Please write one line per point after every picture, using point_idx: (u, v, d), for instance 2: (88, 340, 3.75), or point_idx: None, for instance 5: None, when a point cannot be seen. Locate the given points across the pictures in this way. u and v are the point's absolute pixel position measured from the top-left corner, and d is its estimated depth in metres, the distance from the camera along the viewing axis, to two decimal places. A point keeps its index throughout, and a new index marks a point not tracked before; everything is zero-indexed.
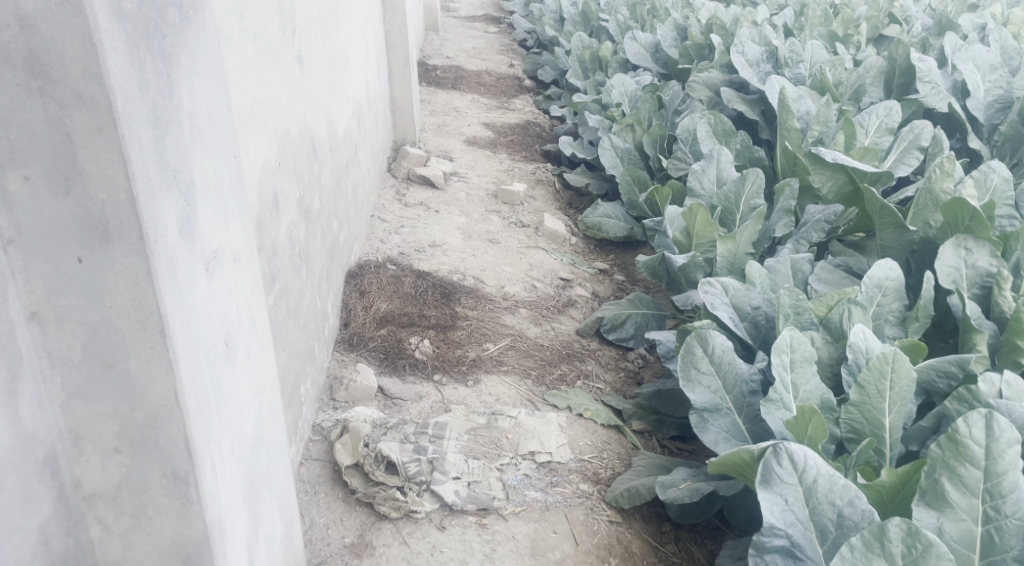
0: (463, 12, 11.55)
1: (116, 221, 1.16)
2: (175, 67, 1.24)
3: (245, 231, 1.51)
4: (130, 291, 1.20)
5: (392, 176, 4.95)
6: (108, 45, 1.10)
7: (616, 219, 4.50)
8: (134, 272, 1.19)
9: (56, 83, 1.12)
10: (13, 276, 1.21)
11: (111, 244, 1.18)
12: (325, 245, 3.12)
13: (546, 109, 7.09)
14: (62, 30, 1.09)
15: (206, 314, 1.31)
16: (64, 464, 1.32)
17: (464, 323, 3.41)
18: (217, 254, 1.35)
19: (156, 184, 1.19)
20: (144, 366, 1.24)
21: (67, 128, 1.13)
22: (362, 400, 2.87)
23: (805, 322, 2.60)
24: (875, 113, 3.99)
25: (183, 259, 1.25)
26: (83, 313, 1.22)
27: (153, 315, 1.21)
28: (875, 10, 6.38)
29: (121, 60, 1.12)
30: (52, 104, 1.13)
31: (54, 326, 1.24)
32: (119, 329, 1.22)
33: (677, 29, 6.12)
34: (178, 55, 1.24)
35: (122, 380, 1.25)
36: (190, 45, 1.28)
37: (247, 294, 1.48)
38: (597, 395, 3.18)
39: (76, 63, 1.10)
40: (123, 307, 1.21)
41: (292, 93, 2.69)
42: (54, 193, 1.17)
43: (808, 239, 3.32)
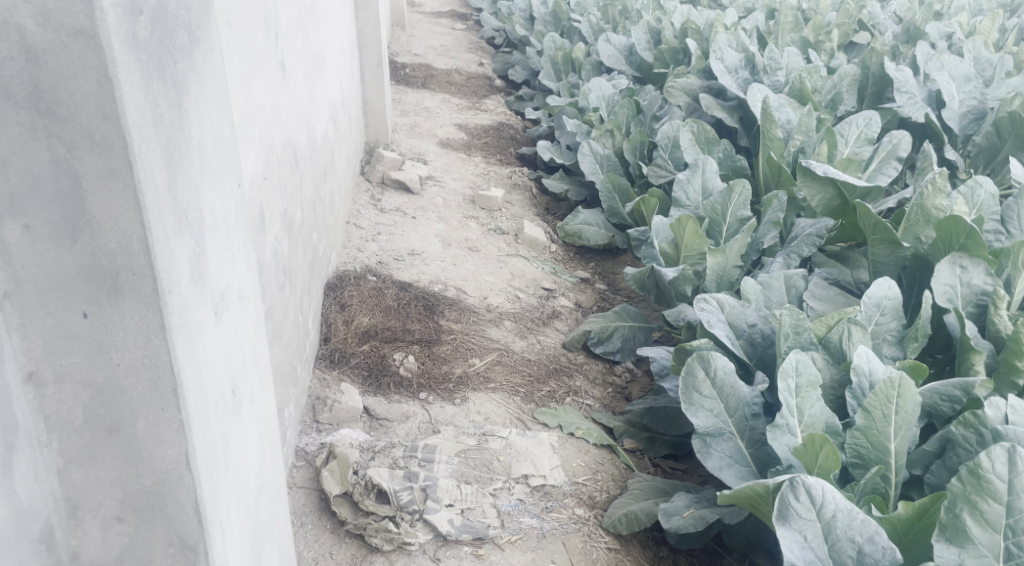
0: (429, 7, 11.40)
1: (127, 272, 1.13)
2: (186, 95, 1.19)
3: (251, 262, 1.44)
4: (140, 348, 1.17)
5: (367, 180, 4.83)
6: (124, 79, 1.06)
7: (596, 226, 4.43)
8: (146, 327, 1.16)
9: (65, 122, 1.08)
10: (10, 335, 1.15)
11: (121, 297, 1.15)
12: (306, 258, 3.00)
13: (518, 109, 7.00)
14: (73, 63, 1.05)
15: (215, 363, 1.27)
16: (61, 538, 1.26)
17: (449, 338, 3.32)
18: (226, 293, 1.30)
19: (169, 229, 1.15)
20: (152, 429, 1.21)
21: (76, 171, 1.10)
22: (348, 421, 2.76)
23: (804, 341, 2.52)
24: (854, 122, 3.89)
25: (194, 306, 1.21)
26: (88, 372, 1.19)
27: (164, 372, 1.17)
28: (845, 16, 6.38)
29: (136, 95, 1.08)
30: (59, 145, 1.09)
31: (54, 388, 1.20)
32: (127, 389, 1.19)
33: (651, 32, 6.07)
34: (188, 82, 1.19)
35: (126, 446, 1.22)
36: (198, 66, 1.23)
37: (253, 331, 1.42)
38: (587, 413, 3.11)
39: (88, 101, 1.06)
40: (132, 366, 1.18)
41: (276, 100, 2.58)
42: (58, 243, 1.13)
43: (799, 253, 3.28)
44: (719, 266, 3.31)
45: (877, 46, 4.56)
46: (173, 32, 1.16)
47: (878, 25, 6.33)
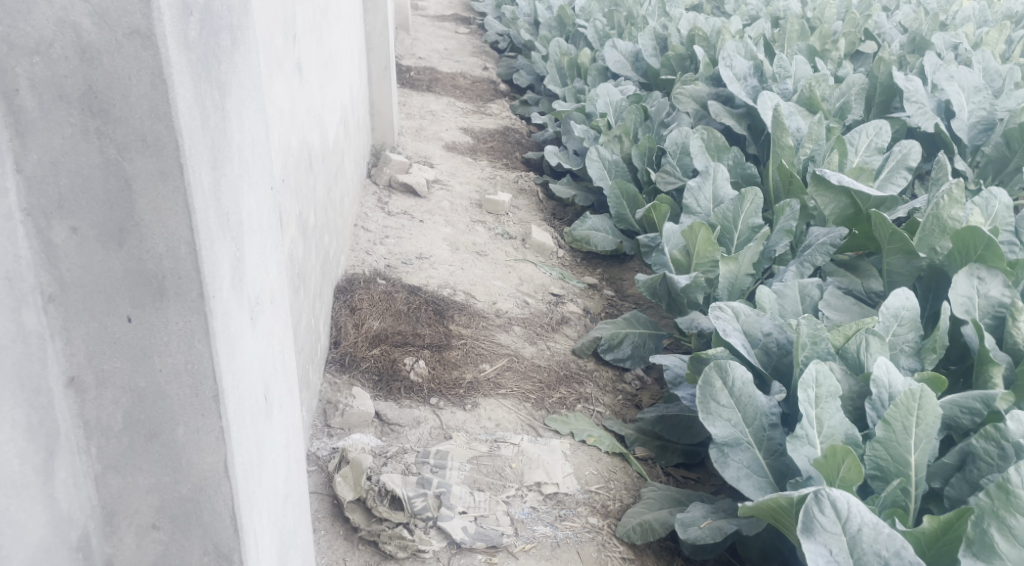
0: (432, 11, 11.40)
1: (173, 276, 1.14)
2: (230, 98, 1.21)
3: (277, 262, 1.45)
4: (183, 353, 1.18)
5: (374, 182, 4.81)
6: (177, 80, 1.07)
7: (604, 232, 4.41)
8: (189, 331, 1.17)
9: (117, 123, 1.09)
10: (52, 339, 1.17)
11: (165, 301, 1.16)
12: (318, 261, 2.98)
13: (524, 114, 6.99)
14: (128, 64, 1.06)
15: (251, 366, 1.28)
16: (97, 544, 1.27)
17: (459, 342, 3.30)
18: (260, 293, 1.32)
19: (215, 231, 1.16)
20: (192, 434, 1.21)
21: (126, 173, 1.10)
22: (359, 426, 2.74)
23: (821, 351, 2.50)
24: (864, 131, 3.89)
25: (234, 308, 1.22)
26: (130, 378, 1.19)
27: (206, 376, 1.18)
28: (851, 25, 6.39)
29: (187, 95, 1.09)
30: (110, 146, 1.10)
31: (94, 392, 1.21)
32: (168, 396, 1.20)
33: (657, 38, 6.07)
34: (232, 86, 1.21)
35: (165, 453, 1.23)
36: (240, 69, 1.24)
37: (282, 331, 1.43)
38: (599, 420, 3.09)
39: (141, 101, 1.07)
40: (175, 371, 1.18)
41: (293, 101, 2.56)
42: (106, 247, 1.14)
43: (812, 262, 3.27)
44: (731, 274, 3.30)
45: (886, 55, 4.55)
46: (219, 36, 1.17)
47: (883, 34, 6.33)
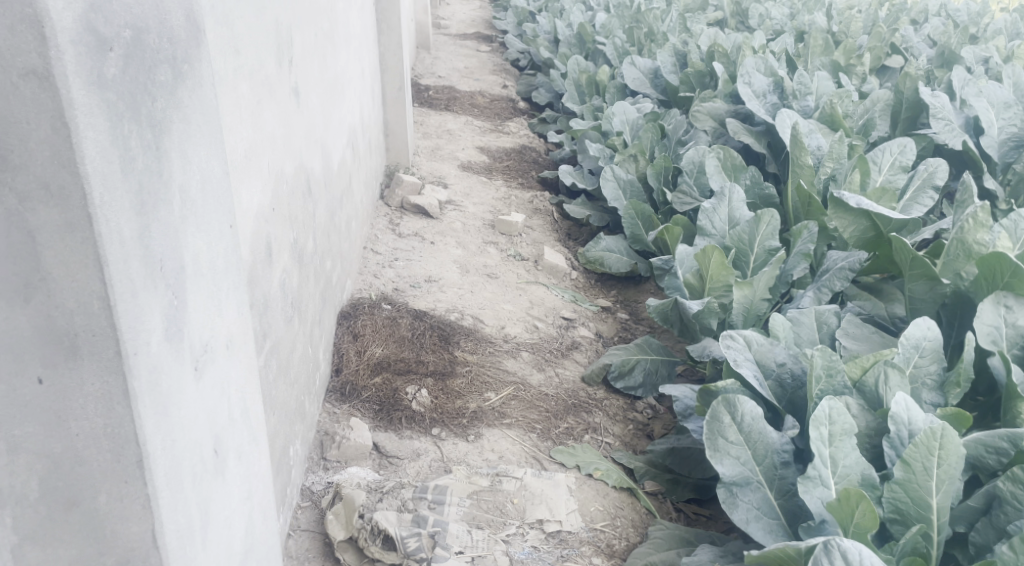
0: (453, 29, 11.38)
1: (86, 333, 1.04)
2: (166, 136, 1.11)
3: (237, 305, 1.34)
4: (101, 416, 1.07)
5: (386, 204, 4.74)
6: (84, 122, 0.97)
7: (619, 253, 4.31)
8: (108, 393, 1.06)
9: (17, 171, 0.99)
10: None
11: (80, 360, 1.05)
12: (318, 288, 2.90)
13: (542, 132, 6.91)
14: (27, 108, 0.96)
15: (189, 426, 1.17)
16: None
17: (464, 370, 3.20)
18: (209, 343, 1.21)
19: (140, 282, 1.06)
20: (115, 501, 1.11)
21: (29, 225, 1.01)
22: (356, 459, 2.66)
23: (837, 385, 2.38)
24: (888, 150, 3.75)
25: (167, 365, 1.12)
26: (44, 444, 1.08)
27: (128, 441, 1.08)
28: (877, 40, 6.24)
29: (100, 139, 0.99)
30: (11, 196, 1.00)
31: (7, 461, 1.08)
32: (87, 461, 1.09)
33: (677, 54, 5.96)
34: (170, 122, 1.12)
35: (87, 523, 1.12)
36: (183, 104, 1.15)
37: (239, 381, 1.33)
38: (607, 452, 2.98)
39: (43, 146, 0.97)
40: (93, 435, 1.08)
41: (288, 128, 2.48)
42: (10, 303, 1.03)
43: (830, 287, 3.15)
44: (746, 299, 3.18)
45: (911, 70, 4.40)
46: (152, 71, 1.08)
47: (911, 48, 6.17)
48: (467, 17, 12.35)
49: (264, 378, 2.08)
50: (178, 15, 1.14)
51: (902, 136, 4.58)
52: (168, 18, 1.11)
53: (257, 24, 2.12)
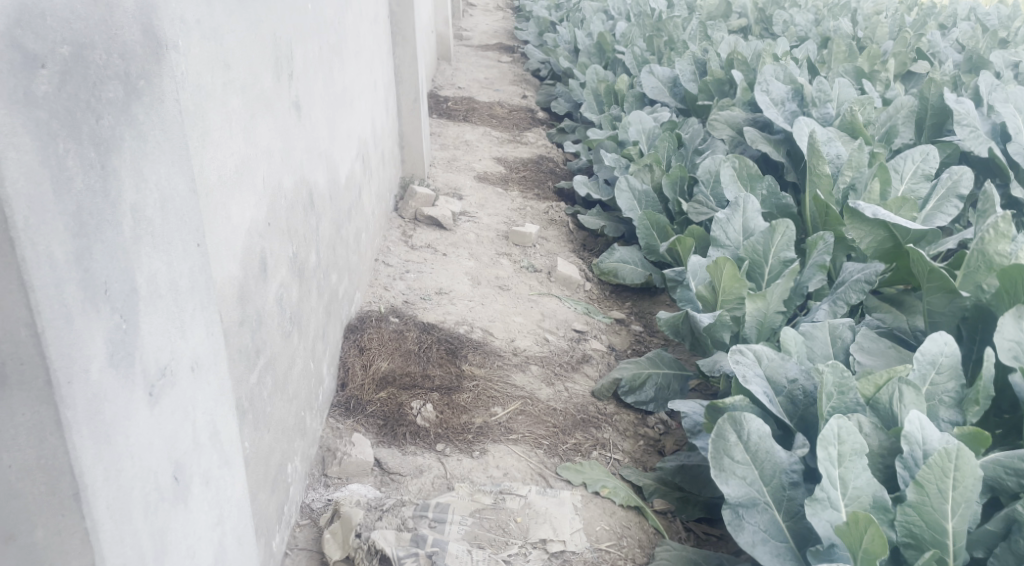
0: (475, 40, 11.39)
1: (14, 361, 0.91)
2: (116, 153, 1.00)
3: (205, 332, 1.25)
4: (33, 448, 0.94)
5: (399, 216, 4.71)
6: (8, 144, 0.85)
7: (633, 264, 4.24)
8: (39, 424, 0.93)
9: None
10: None
11: (7, 390, 0.92)
12: (322, 302, 2.86)
13: (560, 142, 6.86)
14: None
15: (139, 457, 1.05)
16: None
17: (471, 384, 3.15)
18: (169, 367, 1.11)
19: (79, 307, 0.95)
20: (52, 537, 0.98)
21: None
22: (357, 475, 2.62)
23: (849, 402, 2.31)
24: (911, 158, 3.67)
25: (115, 396, 1.00)
26: None
27: (63, 473, 0.95)
28: (902, 45, 6.11)
29: (24, 160, 0.87)
30: None
31: None
32: (20, 493, 0.96)
33: (696, 63, 5.89)
34: (123, 137, 1.01)
35: (20, 557, 0.98)
36: (140, 120, 1.05)
37: (205, 410, 1.23)
38: (615, 469, 2.92)
39: None
40: (25, 467, 0.95)
41: (288, 141, 2.44)
42: None
43: (846, 300, 3.05)
44: (759, 312, 3.10)
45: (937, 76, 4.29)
46: (100, 83, 0.97)
47: (938, 53, 6.04)
48: (489, 28, 12.36)
49: (257, 396, 2.03)
50: (137, 26, 1.04)
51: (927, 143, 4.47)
52: (124, 32, 1.02)
53: (252, 37, 2.09)
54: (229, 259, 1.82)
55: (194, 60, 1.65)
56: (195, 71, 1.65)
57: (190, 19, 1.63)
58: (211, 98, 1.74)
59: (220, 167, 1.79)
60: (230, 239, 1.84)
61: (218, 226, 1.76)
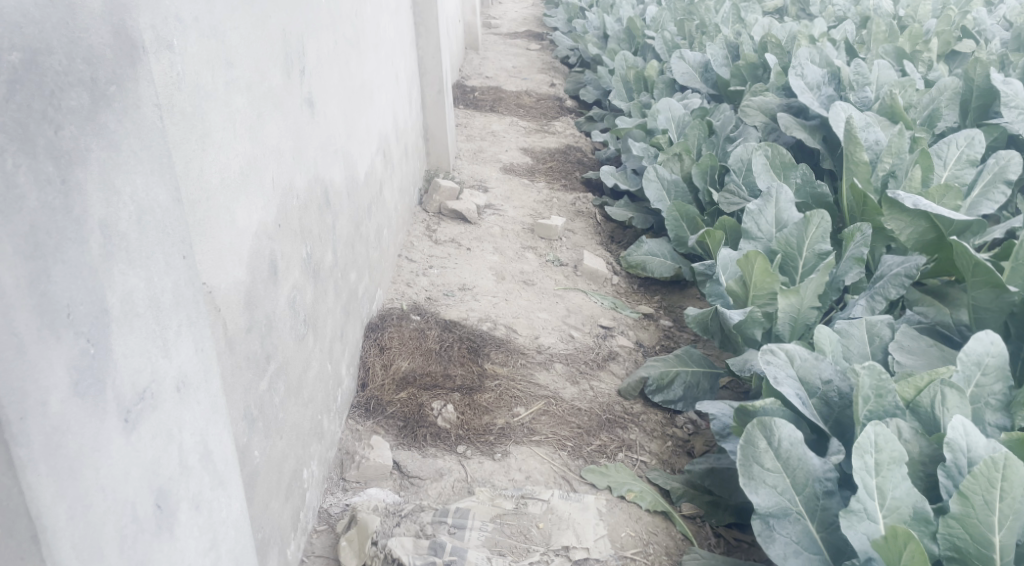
0: (505, 28, 11.27)
1: None
2: (80, 166, 0.93)
3: (195, 349, 1.18)
4: None
5: (423, 210, 4.64)
6: None
7: (662, 257, 4.14)
8: None
9: None
10: None
11: None
12: (340, 302, 2.80)
13: (589, 130, 6.74)
14: None
15: (112, 489, 0.99)
16: None
17: (493, 384, 3.07)
18: (149, 391, 1.04)
19: (34, 336, 0.88)
20: None
21: None
22: (376, 480, 2.56)
23: (887, 406, 2.22)
24: (955, 143, 3.53)
25: (80, 427, 0.94)
26: None
27: (18, 515, 0.88)
28: (946, 24, 5.90)
29: None
30: None
31: None
32: None
33: (727, 47, 5.74)
34: (89, 149, 0.94)
35: None
36: (111, 130, 0.98)
37: (194, 432, 1.16)
38: (642, 471, 2.83)
39: None
40: None
41: (300, 140, 2.37)
42: None
43: (885, 295, 2.91)
44: (792, 308, 3.01)
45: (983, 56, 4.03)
46: (57, 93, 0.90)
47: (984, 31, 5.80)
48: (518, 16, 12.21)
49: (268, 404, 1.97)
50: (105, 30, 0.97)
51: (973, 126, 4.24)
52: (88, 36, 0.95)
53: (258, 33, 2.02)
54: (232, 264, 1.76)
55: (192, 60, 1.59)
56: (193, 71, 1.59)
57: (186, 17, 1.57)
58: (212, 100, 1.68)
59: (223, 169, 1.73)
60: (234, 244, 1.78)
61: (221, 230, 1.70)
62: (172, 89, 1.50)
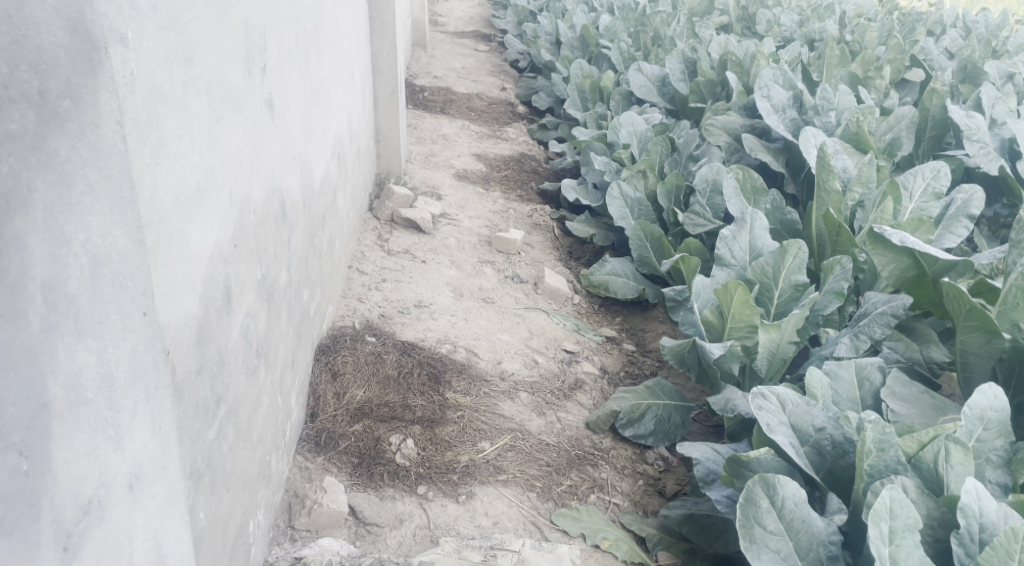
0: (451, 27, 11.00)
1: None
2: (21, 214, 0.84)
3: (152, 428, 1.06)
4: None
5: (375, 217, 4.38)
6: None
7: (625, 277, 3.95)
8: None
9: None
10: None
11: None
12: (292, 325, 2.54)
13: (541, 139, 6.56)
14: None
15: None
16: None
17: (455, 415, 2.85)
18: (95, 500, 0.95)
19: None
20: None
21: None
22: (329, 528, 2.32)
23: (890, 461, 2.02)
24: (921, 174, 3.23)
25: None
26: None
27: None
28: (896, 52, 5.73)
29: None
30: None
31: None
32: None
33: (686, 62, 5.61)
34: (34, 188, 0.85)
35: None
36: (61, 159, 0.89)
37: (148, 538, 1.06)
38: (615, 515, 2.64)
39: None
40: None
41: (258, 147, 2.10)
42: None
43: (870, 334, 2.79)
44: (772, 343, 2.88)
45: (939, 86, 3.92)
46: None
47: (931, 60, 5.65)
48: (465, 15, 11.96)
49: (216, 452, 1.72)
50: (60, 24, 0.88)
51: (925, 156, 4.14)
52: (38, 34, 0.85)
53: (219, 27, 1.76)
54: (185, 296, 1.51)
55: (147, 56, 1.34)
56: (147, 70, 1.33)
57: (143, 6, 1.31)
58: (169, 104, 1.43)
59: (178, 185, 1.47)
60: (188, 273, 1.53)
61: (174, 258, 1.45)
62: (125, 92, 1.25)
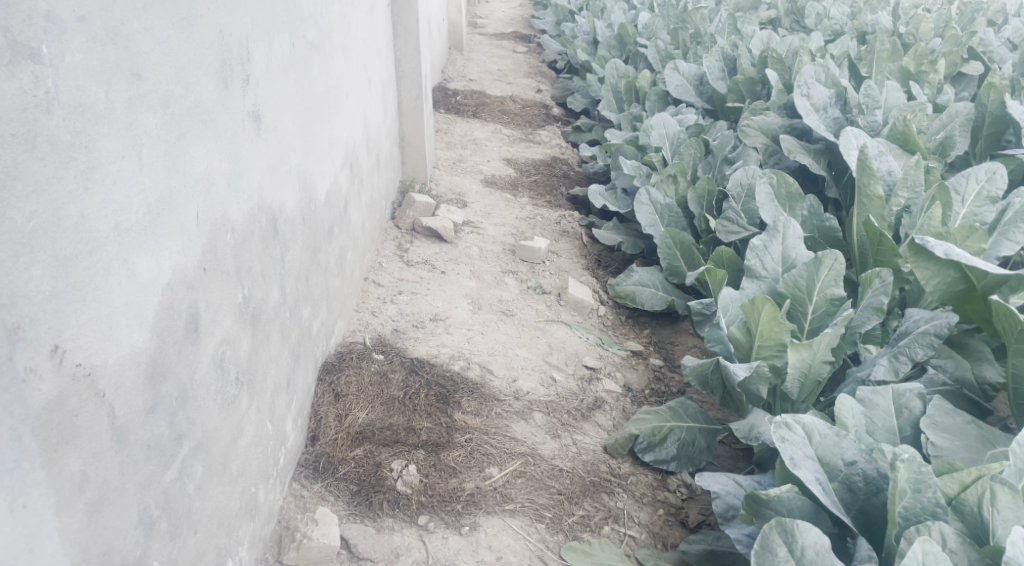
0: (490, 28, 10.85)
1: None
2: None
3: (8, 508, 1.17)
4: None
5: (396, 225, 4.25)
6: None
7: (653, 288, 3.75)
8: None
9: None
10: None
11: None
12: (287, 346, 2.41)
13: (576, 141, 6.38)
14: None
15: None
16: None
17: (463, 439, 2.70)
18: None
19: None
20: None
21: None
22: (319, 562, 2.21)
23: (926, 503, 1.82)
24: (974, 177, 2.90)
25: None
26: None
27: None
28: (952, 44, 5.40)
29: None
30: None
31: None
32: None
33: (725, 59, 5.37)
34: None
35: None
36: None
37: None
38: (630, 550, 2.47)
39: None
40: None
41: (237, 162, 1.97)
42: None
43: (911, 355, 2.57)
44: (803, 363, 2.68)
45: (997, 80, 3.63)
46: None
47: (991, 52, 5.32)
48: (505, 16, 11.81)
49: (177, 494, 1.61)
50: None
51: (982, 155, 3.85)
52: None
53: (184, 39, 1.64)
54: (126, 330, 1.40)
55: (77, 71, 1.27)
56: (74, 88, 1.26)
57: (66, 18, 1.24)
58: (107, 123, 1.34)
59: (118, 210, 1.38)
60: (134, 304, 1.42)
61: (111, 290, 1.36)
62: (40, 110, 1.20)
